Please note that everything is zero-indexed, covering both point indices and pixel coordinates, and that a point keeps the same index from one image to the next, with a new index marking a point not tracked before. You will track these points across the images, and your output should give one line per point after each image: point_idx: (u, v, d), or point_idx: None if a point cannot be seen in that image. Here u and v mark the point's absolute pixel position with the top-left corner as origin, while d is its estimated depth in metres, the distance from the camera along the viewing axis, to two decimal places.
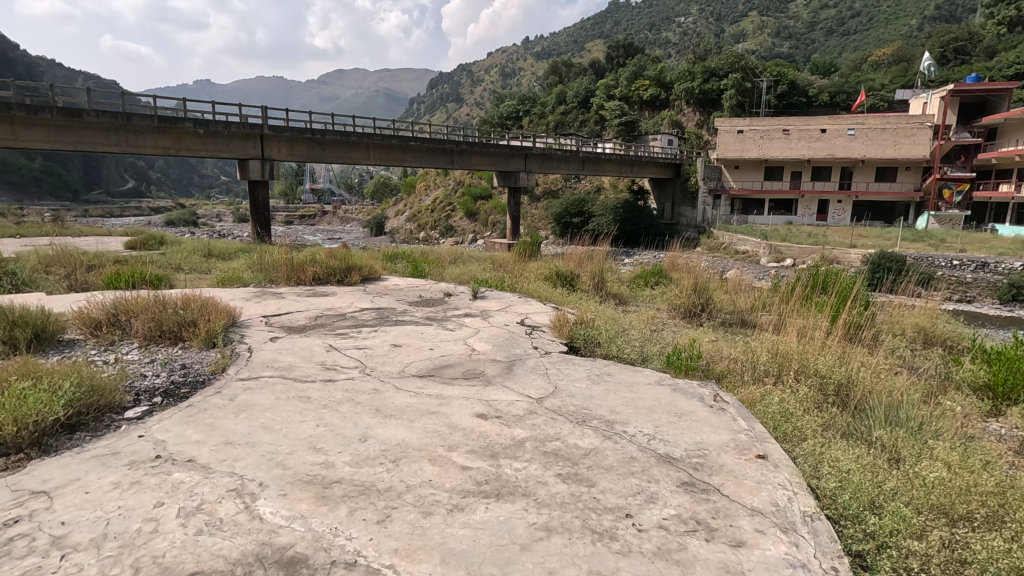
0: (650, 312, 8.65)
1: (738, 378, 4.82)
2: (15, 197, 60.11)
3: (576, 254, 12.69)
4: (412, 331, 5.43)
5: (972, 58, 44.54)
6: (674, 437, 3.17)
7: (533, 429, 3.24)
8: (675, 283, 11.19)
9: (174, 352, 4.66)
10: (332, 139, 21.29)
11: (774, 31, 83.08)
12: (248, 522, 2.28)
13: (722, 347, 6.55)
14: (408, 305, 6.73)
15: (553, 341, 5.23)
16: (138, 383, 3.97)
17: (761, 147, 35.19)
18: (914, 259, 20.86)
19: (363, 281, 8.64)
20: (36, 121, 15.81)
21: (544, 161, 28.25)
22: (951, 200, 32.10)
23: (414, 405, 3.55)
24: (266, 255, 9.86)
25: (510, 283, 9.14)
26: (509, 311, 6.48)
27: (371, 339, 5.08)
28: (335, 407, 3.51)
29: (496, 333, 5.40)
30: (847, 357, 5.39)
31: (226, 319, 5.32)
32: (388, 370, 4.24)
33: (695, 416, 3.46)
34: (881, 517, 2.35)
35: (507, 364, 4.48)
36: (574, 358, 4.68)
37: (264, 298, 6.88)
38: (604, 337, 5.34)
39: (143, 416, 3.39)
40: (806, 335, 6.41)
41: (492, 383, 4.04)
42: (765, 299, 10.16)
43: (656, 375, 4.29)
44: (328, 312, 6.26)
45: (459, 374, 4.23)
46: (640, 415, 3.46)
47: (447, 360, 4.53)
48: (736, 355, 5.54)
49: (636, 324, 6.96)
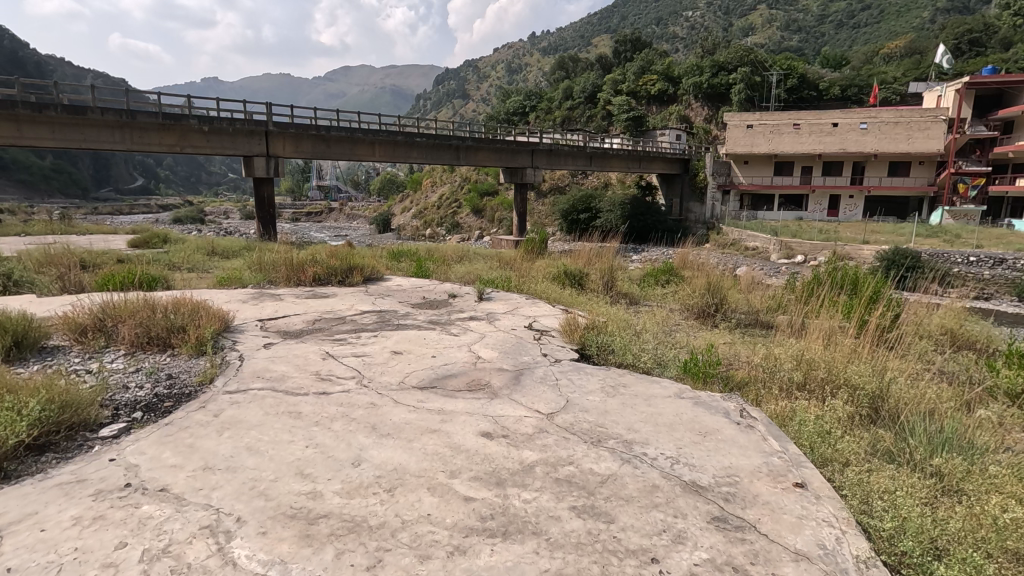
0: (663, 314, 8.38)
1: (762, 390, 4.51)
2: (25, 194, 60.51)
3: (584, 252, 12.44)
4: (414, 336, 5.13)
5: (987, 50, 43.66)
6: (699, 461, 2.86)
7: (543, 451, 2.94)
8: (687, 282, 10.85)
9: (160, 361, 4.39)
10: (337, 135, 21.00)
11: (782, 25, 82.08)
12: (220, 570, 2.00)
13: (740, 351, 6.31)
14: (411, 307, 6.45)
15: (563, 348, 4.90)
16: (118, 396, 3.70)
17: (771, 142, 34.63)
18: (930, 255, 20.36)
19: (365, 281, 8.38)
20: (41, 119, 15.62)
21: (552, 157, 27.79)
22: (966, 195, 31.23)
23: (412, 423, 3.26)
24: (266, 255, 9.60)
25: (517, 283, 8.84)
26: (517, 313, 6.20)
27: (370, 346, 4.79)
28: (328, 424, 3.23)
29: (503, 338, 5.10)
30: (877, 362, 5.06)
31: (218, 324, 5.03)
32: (387, 381, 3.95)
33: (721, 435, 3.15)
34: (948, 565, 2.03)
35: (516, 373, 4.18)
36: (587, 367, 4.37)
37: (261, 300, 6.62)
38: (618, 344, 5.01)
39: (119, 434, 3.11)
40: (829, 338, 6.08)
41: (499, 395, 3.73)
42: (781, 300, 10.02)
43: (675, 386, 3.99)
44: (327, 315, 5.98)
45: (463, 385, 3.93)
46: (660, 435, 3.14)
47: (451, 370, 4.22)
48: (757, 362, 5.26)
49: (649, 327, 6.68)
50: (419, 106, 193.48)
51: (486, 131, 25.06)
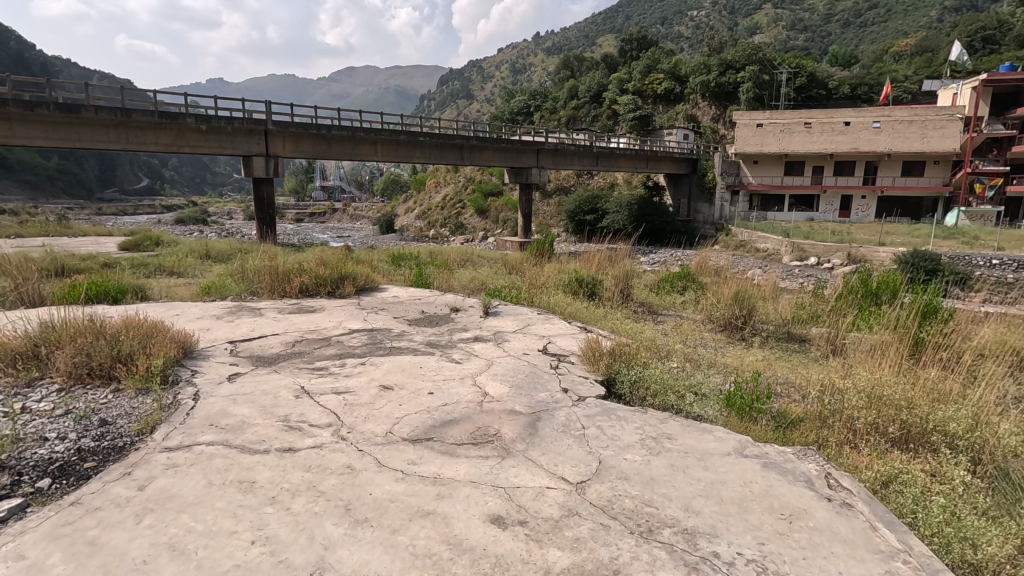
0: (687, 328, 7.62)
1: (833, 441, 3.73)
2: (30, 195, 59.95)
3: (594, 258, 11.69)
4: (408, 365, 4.32)
5: (1002, 47, 42.52)
6: (793, 568, 2.06)
7: (576, 551, 2.14)
8: (708, 290, 10.10)
9: (98, 401, 3.59)
10: (338, 134, 20.21)
11: (789, 24, 80.49)
12: None
13: (783, 376, 5.61)
14: (407, 325, 5.64)
15: (587, 380, 4.08)
16: (30, 453, 2.92)
17: (782, 141, 33.66)
18: (950, 258, 19.34)
19: (357, 292, 7.58)
20: (34, 118, 14.96)
21: (557, 157, 26.93)
22: (983, 195, 30.33)
23: (399, 501, 2.45)
24: (251, 261, 8.83)
25: (527, 293, 7.96)
26: (528, 332, 5.40)
27: (355, 379, 3.98)
28: (287, 503, 2.43)
29: (514, 367, 4.30)
30: (962, 394, 4.28)
31: (177, 350, 4.24)
32: (369, 432, 3.14)
33: (814, 522, 2.34)
34: None
35: (531, 419, 3.36)
36: (618, 410, 3.53)
37: (237, 316, 5.84)
38: (654, 377, 4.18)
39: (6, 518, 2.33)
40: (890, 363, 5.29)
41: (512, 453, 2.93)
42: (813, 310, 9.25)
43: (732, 434, 3.21)
44: (310, 335, 5.17)
45: (467, 436, 3.13)
46: (730, 521, 2.34)
47: (452, 415, 3.40)
48: (813, 397, 4.52)
49: (677, 347, 5.94)
50: (424, 105, 193.54)
51: (490, 130, 24.24)
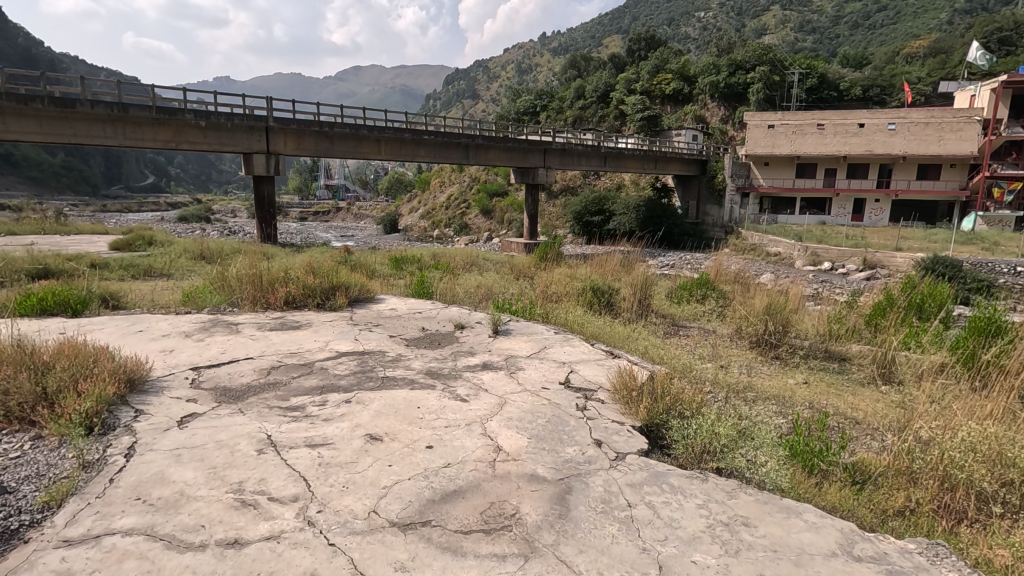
0: (716, 348, 6.76)
1: (944, 527, 2.88)
2: (36, 191, 59.61)
3: (607, 263, 10.89)
4: (403, 403, 3.55)
5: (1018, 48, 41.40)
6: None
7: None
8: (734, 302, 9.26)
9: (8, 456, 2.80)
10: (341, 132, 19.41)
11: (796, 26, 78.91)
12: None
13: (842, 411, 4.80)
14: (404, 347, 4.85)
15: (622, 428, 3.30)
16: None
17: (794, 143, 32.62)
18: (971, 265, 18.23)
19: (351, 303, 6.80)
20: (27, 112, 14.31)
21: (564, 157, 26.01)
22: (1002, 199, 28.90)
23: None
24: (235, 266, 8.00)
25: (540, 307, 7.08)
26: (545, 358, 4.61)
27: (337, 425, 3.19)
28: None
29: (532, 408, 3.51)
30: None
31: (119, 385, 3.43)
32: (348, 511, 2.36)
33: None
34: None
35: (560, 492, 2.56)
36: (672, 477, 2.74)
37: (210, 334, 5.03)
38: (706, 424, 3.35)
39: None
40: (976, 400, 4.36)
41: (538, 551, 2.14)
42: (851, 323, 8.35)
43: (829, 519, 2.44)
44: (290, 361, 4.36)
45: (476, 518, 2.34)
46: None
47: (457, 483, 2.60)
48: (892, 442, 3.68)
49: (716, 373, 5.12)
50: (430, 105, 193.28)
51: (495, 129, 23.29)
